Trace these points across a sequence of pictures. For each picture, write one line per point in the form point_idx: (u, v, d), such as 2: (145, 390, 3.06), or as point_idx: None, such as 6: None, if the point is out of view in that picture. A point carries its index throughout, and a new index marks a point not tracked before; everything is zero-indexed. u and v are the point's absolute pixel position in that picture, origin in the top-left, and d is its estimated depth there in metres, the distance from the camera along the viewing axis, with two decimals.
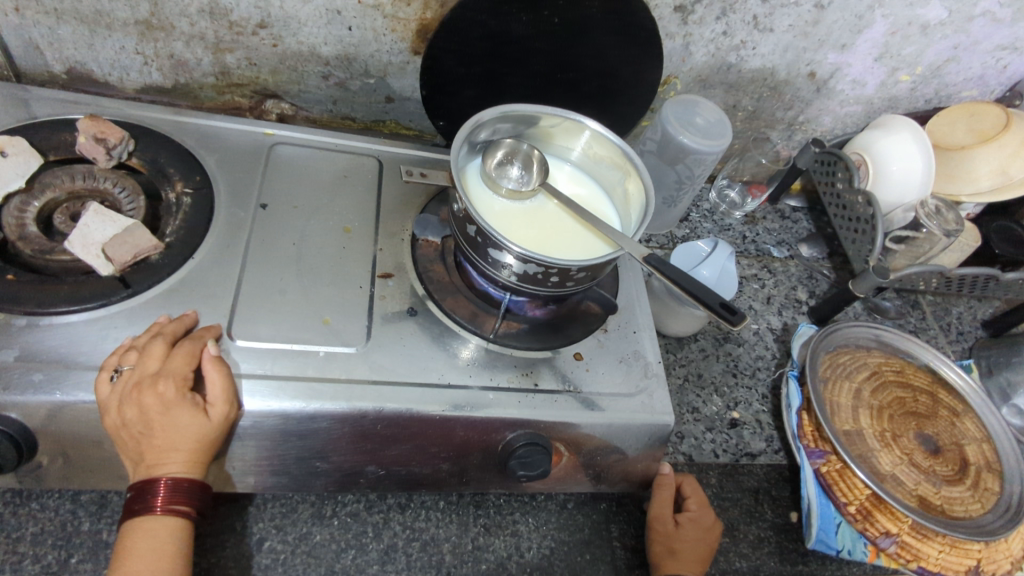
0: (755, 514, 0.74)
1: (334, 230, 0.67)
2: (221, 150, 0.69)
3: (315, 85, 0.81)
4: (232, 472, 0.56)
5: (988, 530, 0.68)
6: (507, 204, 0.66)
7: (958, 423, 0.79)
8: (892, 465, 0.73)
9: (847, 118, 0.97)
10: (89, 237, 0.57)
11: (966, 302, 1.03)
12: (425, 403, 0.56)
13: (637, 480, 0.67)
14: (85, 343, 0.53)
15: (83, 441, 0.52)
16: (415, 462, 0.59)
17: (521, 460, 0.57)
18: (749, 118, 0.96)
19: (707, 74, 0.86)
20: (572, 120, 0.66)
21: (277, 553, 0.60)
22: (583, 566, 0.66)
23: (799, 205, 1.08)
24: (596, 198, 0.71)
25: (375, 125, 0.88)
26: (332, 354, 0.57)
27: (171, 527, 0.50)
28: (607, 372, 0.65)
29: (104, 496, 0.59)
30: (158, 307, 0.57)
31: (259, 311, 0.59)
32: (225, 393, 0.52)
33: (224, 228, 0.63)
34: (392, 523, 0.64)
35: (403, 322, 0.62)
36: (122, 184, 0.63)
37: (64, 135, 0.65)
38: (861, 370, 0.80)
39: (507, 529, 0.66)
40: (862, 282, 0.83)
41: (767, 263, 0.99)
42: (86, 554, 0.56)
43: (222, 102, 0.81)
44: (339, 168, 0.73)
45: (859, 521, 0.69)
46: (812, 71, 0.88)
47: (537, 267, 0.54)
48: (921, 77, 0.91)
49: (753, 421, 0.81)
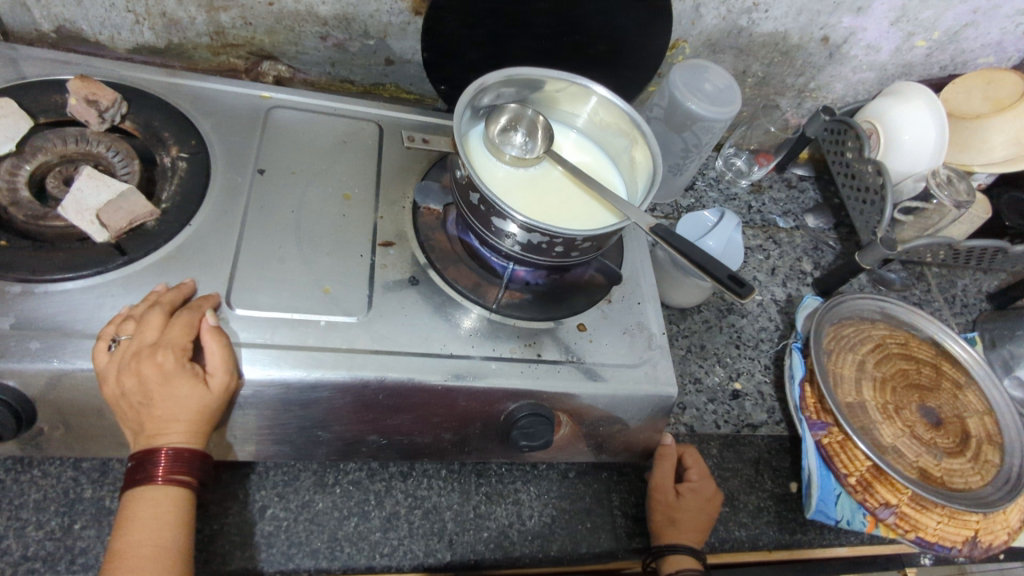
0: (755, 484, 0.74)
1: (334, 197, 0.65)
2: (215, 113, 0.67)
3: (313, 47, 0.78)
4: (233, 441, 0.56)
5: (986, 501, 0.69)
6: (511, 171, 0.64)
7: (960, 396, 0.79)
8: (894, 437, 0.73)
9: (858, 85, 0.95)
10: (82, 203, 0.55)
11: (972, 274, 1.03)
12: (427, 372, 0.56)
13: (639, 450, 0.67)
14: (81, 311, 0.52)
15: (84, 408, 0.52)
16: (417, 431, 0.59)
17: (524, 431, 0.58)
18: (759, 84, 0.94)
19: (716, 38, 0.84)
20: (578, 85, 0.64)
21: (280, 520, 0.60)
22: (584, 534, 0.66)
23: (807, 174, 1.06)
24: (601, 166, 0.69)
25: (375, 89, 0.86)
26: (334, 323, 0.57)
27: (174, 496, 0.50)
28: (611, 343, 0.65)
29: (105, 463, 0.59)
30: (156, 275, 0.56)
31: (259, 279, 0.58)
32: (225, 363, 0.51)
33: (221, 193, 0.62)
34: (394, 491, 0.64)
35: (405, 292, 0.61)
36: (115, 148, 0.62)
37: (54, 96, 0.63)
38: (865, 343, 0.80)
39: (509, 497, 0.67)
40: (869, 253, 0.82)
41: (773, 233, 0.98)
42: (90, 520, 0.56)
43: (217, 64, 0.79)
44: (338, 133, 0.71)
45: (859, 492, 0.69)
46: (825, 36, 0.86)
47: (541, 236, 0.53)
48: (937, 43, 0.89)
49: (755, 392, 0.81)
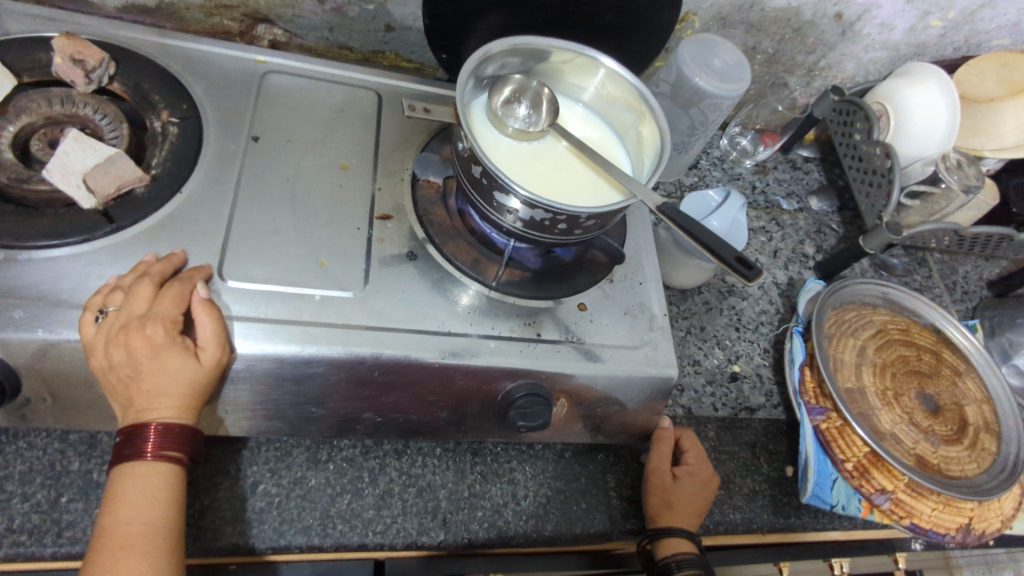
0: (751, 467, 0.74)
1: (330, 167, 0.63)
2: (208, 77, 0.65)
3: (310, 10, 0.75)
4: (224, 416, 0.55)
5: (982, 489, 0.69)
6: (514, 144, 0.62)
7: (960, 383, 0.78)
8: (892, 424, 0.72)
9: (870, 64, 0.93)
10: (68, 166, 0.53)
11: (974, 261, 1.02)
12: (424, 350, 0.55)
13: (637, 432, 0.67)
14: (68, 279, 0.51)
15: (71, 380, 0.50)
16: (413, 409, 0.58)
17: (521, 410, 0.57)
18: (768, 62, 0.91)
19: (728, 12, 0.81)
20: (586, 57, 0.62)
21: (271, 496, 0.59)
22: (579, 515, 0.66)
23: (812, 155, 1.04)
24: (607, 141, 0.67)
25: (373, 56, 0.83)
26: (329, 298, 0.55)
27: (164, 472, 0.48)
28: (611, 323, 0.63)
29: (93, 436, 0.58)
30: (145, 244, 0.54)
31: (252, 251, 0.56)
32: (216, 337, 0.49)
33: (213, 160, 0.60)
34: (388, 469, 0.64)
35: (403, 267, 0.60)
36: (103, 111, 0.59)
37: (39, 54, 0.60)
38: (866, 328, 0.79)
39: (504, 477, 0.66)
40: (874, 237, 0.81)
41: (775, 215, 0.96)
42: (77, 494, 0.55)
43: (210, 26, 0.76)
44: (336, 101, 0.68)
45: (855, 478, 0.69)
46: (839, 12, 0.83)
47: (545, 212, 0.52)
48: (952, 23, 0.86)
49: (753, 375, 0.81)
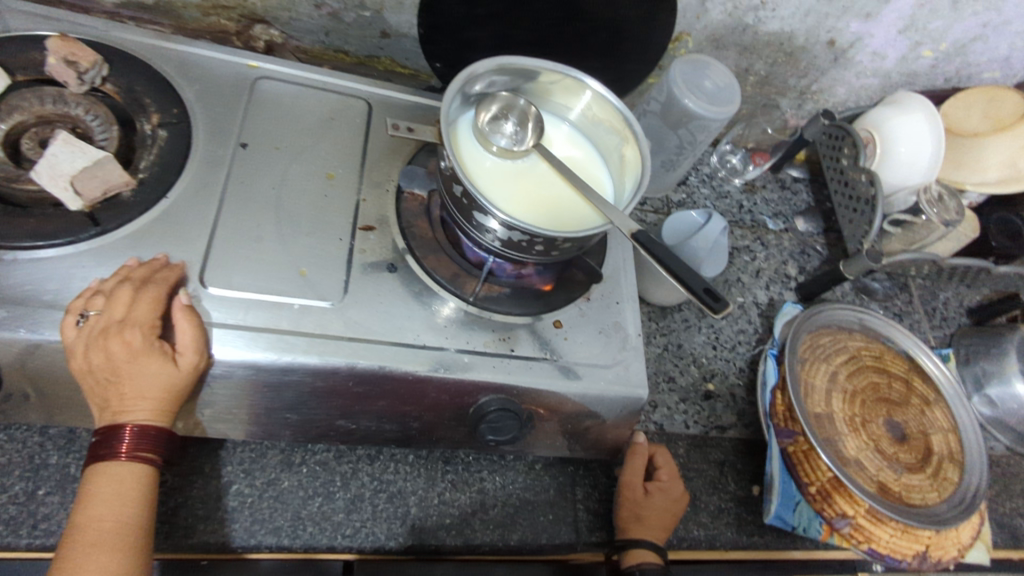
0: (718, 485, 0.76)
1: (316, 176, 0.64)
2: (201, 81, 0.66)
3: (307, 14, 0.76)
4: (201, 418, 0.57)
5: (939, 519, 0.70)
6: (499, 162, 0.63)
7: (928, 412, 0.80)
8: (857, 450, 0.74)
9: (862, 90, 0.94)
10: (56, 169, 0.54)
11: (955, 288, 1.03)
12: (399, 362, 0.56)
13: (607, 448, 0.68)
14: (52, 281, 0.52)
15: (51, 378, 0.52)
16: (386, 418, 0.59)
17: (492, 424, 0.58)
18: (760, 83, 0.92)
19: (721, 34, 0.82)
20: (572, 78, 0.63)
21: (244, 496, 0.61)
22: (545, 526, 0.67)
23: (801, 175, 1.05)
24: (591, 161, 0.68)
25: (368, 61, 0.84)
26: (308, 308, 0.56)
27: (138, 472, 0.50)
28: (585, 341, 0.64)
29: (72, 431, 0.59)
30: (129, 247, 0.55)
31: (235, 258, 0.57)
32: (194, 342, 0.50)
33: (201, 166, 0.61)
34: (360, 474, 0.65)
35: (382, 277, 0.61)
36: (93, 112, 0.60)
37: (34, 52, 0.61)
38: (839, 354, 0.80)
39: (474, 485, 0.68)
40: (854, 264, 0.82)
41: (761, 235, 0.98)
42: (54, 487, 0.57)
43: (207, 25, 0.77)
44: (326, 109, 0.69)
45: (817, 502, 0.71)
46: (831, 39, 0.84)
47: (522, 235, 0.53)
48: (944, 54, 0.87)
49: (727, 394, 0.82)
